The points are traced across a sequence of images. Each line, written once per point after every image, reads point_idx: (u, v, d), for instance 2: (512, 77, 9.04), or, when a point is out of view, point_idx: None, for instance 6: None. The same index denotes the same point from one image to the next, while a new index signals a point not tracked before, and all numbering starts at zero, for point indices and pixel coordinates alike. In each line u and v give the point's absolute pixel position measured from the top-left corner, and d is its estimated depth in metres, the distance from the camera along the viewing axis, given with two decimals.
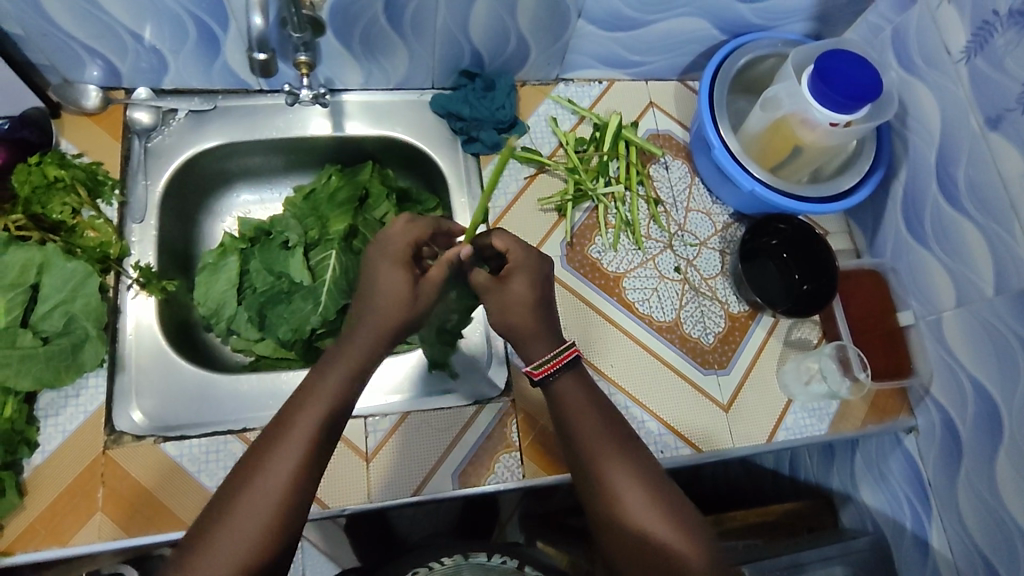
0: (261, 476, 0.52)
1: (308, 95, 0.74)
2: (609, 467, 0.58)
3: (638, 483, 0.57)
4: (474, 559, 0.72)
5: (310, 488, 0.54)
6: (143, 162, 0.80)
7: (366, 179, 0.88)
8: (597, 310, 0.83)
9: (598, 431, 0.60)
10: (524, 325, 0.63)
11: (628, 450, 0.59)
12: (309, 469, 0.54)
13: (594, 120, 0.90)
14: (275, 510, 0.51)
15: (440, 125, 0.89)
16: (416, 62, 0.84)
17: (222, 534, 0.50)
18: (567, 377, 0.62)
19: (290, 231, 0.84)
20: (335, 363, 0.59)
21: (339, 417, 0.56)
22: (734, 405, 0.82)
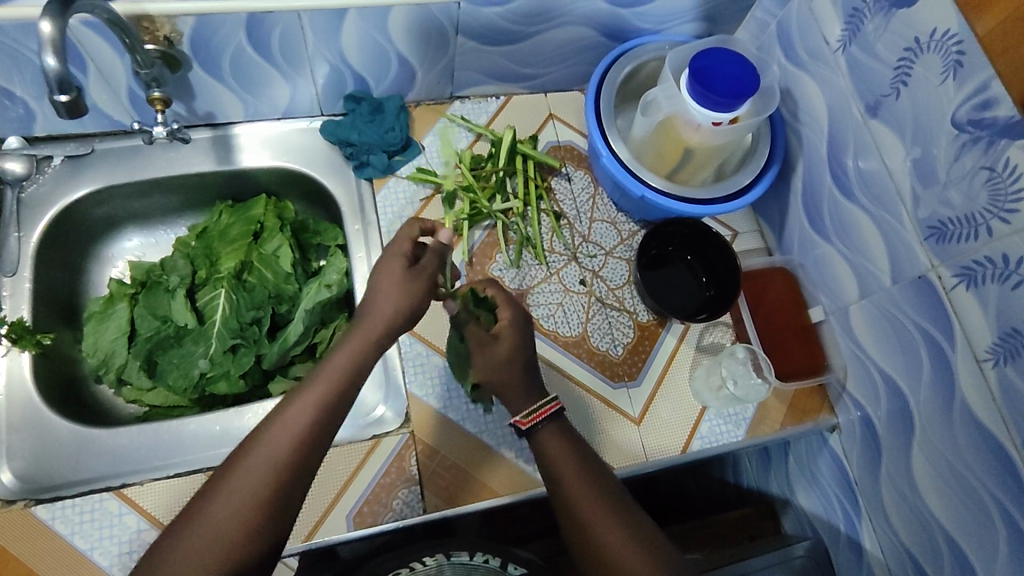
0: (244, 470, 0.51)
1: (162, 131, 0.75)
2: (584, 502, 0.59)
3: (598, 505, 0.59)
4: (456, 558, 0.66)
5: (305, 475, 0.53)
6: (16, 213, 0.77)
7: (259, 213, 0.85)
8: None
9: (599, 511, 0.59)
10: (507, 381, 0.65)
11: (591, 476, 0.61)
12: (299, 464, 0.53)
13: (489, 136, 0.88)
14: (253, 504, 0.50)
15: (332, 152, 0.87)
16: (298, 89, 0.82)
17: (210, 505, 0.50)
18: (550, 428, 0.63)
19: (175, 273, 0.82)
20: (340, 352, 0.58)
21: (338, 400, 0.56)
22: (646, 418, 0.79)
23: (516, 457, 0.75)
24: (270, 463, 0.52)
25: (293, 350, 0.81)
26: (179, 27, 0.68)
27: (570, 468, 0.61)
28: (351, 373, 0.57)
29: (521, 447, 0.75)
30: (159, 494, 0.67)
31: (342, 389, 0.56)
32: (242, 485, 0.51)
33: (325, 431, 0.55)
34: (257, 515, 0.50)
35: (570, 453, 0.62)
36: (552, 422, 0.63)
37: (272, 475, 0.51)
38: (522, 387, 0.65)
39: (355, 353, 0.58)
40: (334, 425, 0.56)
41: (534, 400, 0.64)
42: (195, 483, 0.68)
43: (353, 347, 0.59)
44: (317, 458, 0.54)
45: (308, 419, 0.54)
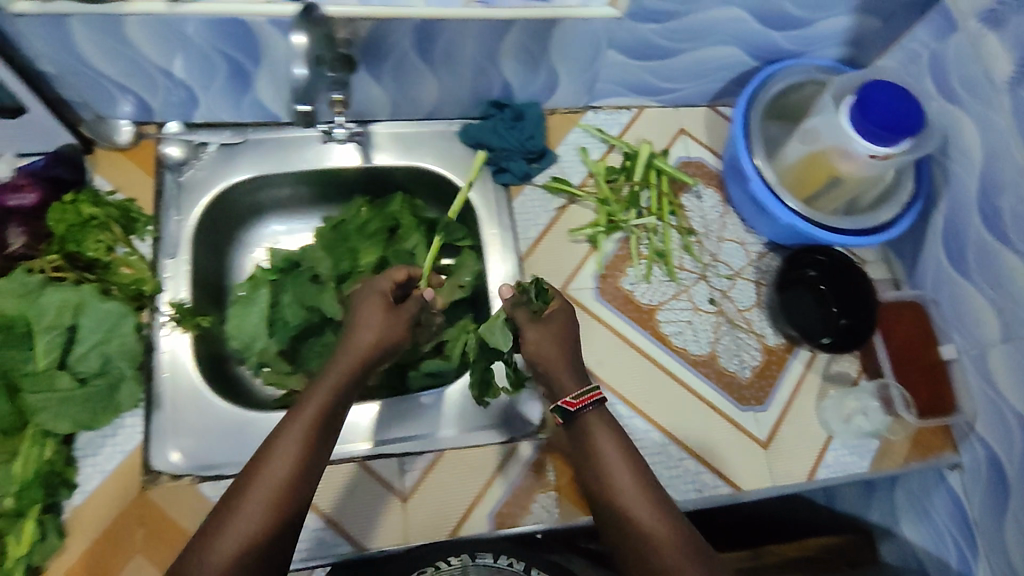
0: (254, 491, 0.55)
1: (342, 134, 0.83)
2: (618, 474, 0.60)
3: (630, 478, 0.60)
4: (481, 560, 0.69)
5: (304, 492, 0.57)
6: (175, 196, 0.80)
7: (395, 211, 0.88)
8: (627, 342, 0.82)
9: (632, 484, 0.60)
10: (553, 357, 0.67)
11: (625, 450, 0.62)
12: (303, 477, 0.57)
13: (624, 148, 0.89)
14: (267, 511, 0.55)
15: (468, 155, 0.89)
16: (445, 91, 0.84)
17: (223, 532, 0.53)
18: (597, 413, 0.64)
19: (319, 265, 0.84)
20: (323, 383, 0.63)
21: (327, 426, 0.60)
22: (773, 442, 0.80)
23: None
24: (274, 486, 0.56)
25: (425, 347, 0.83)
26: (355, 31, 0.70)
27: (615, 459, 0.61)
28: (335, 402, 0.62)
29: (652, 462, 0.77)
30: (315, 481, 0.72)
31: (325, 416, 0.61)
32: (249, 510, 0.54)
33: (319, 442, 0.59)
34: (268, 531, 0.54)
35: (619, 442, 0.63)
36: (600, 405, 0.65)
37: (278, 492, 0.55)
38: (568, 365, 0.67)
39: (334, 385, 0.63)
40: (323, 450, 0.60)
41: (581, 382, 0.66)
42: (345, 471, 0.73)
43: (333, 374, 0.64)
44: (312, 477, 0.58)
45: (300, 441, 0.58)
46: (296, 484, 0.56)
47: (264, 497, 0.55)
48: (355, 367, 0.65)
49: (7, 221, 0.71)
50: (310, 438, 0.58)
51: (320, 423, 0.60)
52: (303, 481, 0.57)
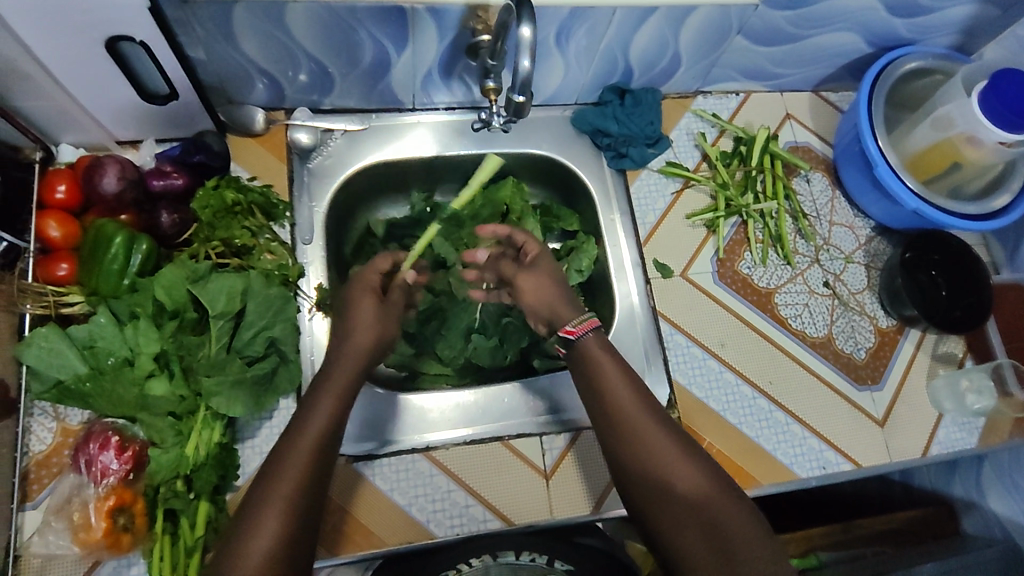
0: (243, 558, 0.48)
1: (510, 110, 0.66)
2: (635, 416, 0.61)
3: (653, 423, 0.60)
4: (503, 559, 0.71)
5: (296, 558, 0.50)
6: (306, 183, 0.81)
7: (508, 196, 0.89)
8: (724, 306, 0.84)
9: (648, 425, 0.60)
10: (550, 298, 0.71)
11: (633, 387, 0.63)
12: (293, 541, 0.51)
13: (737, 133, 0.91)
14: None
15: (584, 141, 0.90)
16: (570, 76, 0.85)
17: None
18: (595, 338, 0.66)
19: (447, 252, 0.86)
20: (307, 429, 0.57)
21: (316, 481, 0.54)
22: (889, 420, 0.83)
23: (774, 449, 0.79)
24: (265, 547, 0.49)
25: None
26: None
27: (620, 386, 0.63)
28: (322, 452, 0.56)
29: (778, 440, 0.79)
30: (461, 458, 0.74)
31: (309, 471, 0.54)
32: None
33: (306, 500, 0.53)
34: None
35: (618, 368, 0.64)
36: (597, 331, 0.67)
37: (267, 556, 0.49)
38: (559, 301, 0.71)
39: (320, 432, 0.57)
40: (314, 510, 0.53)
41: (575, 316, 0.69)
42: (489, 450, 0.75)
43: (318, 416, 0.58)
44: (301, 540, 0.51)
45: (285, 498, 0.52)
46: (286, 546, 0.50)
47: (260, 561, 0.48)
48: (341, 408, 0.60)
49: (158, 207, 0.72)
50: (294, 501, 0.52)
51: (316, 466, 0.55)
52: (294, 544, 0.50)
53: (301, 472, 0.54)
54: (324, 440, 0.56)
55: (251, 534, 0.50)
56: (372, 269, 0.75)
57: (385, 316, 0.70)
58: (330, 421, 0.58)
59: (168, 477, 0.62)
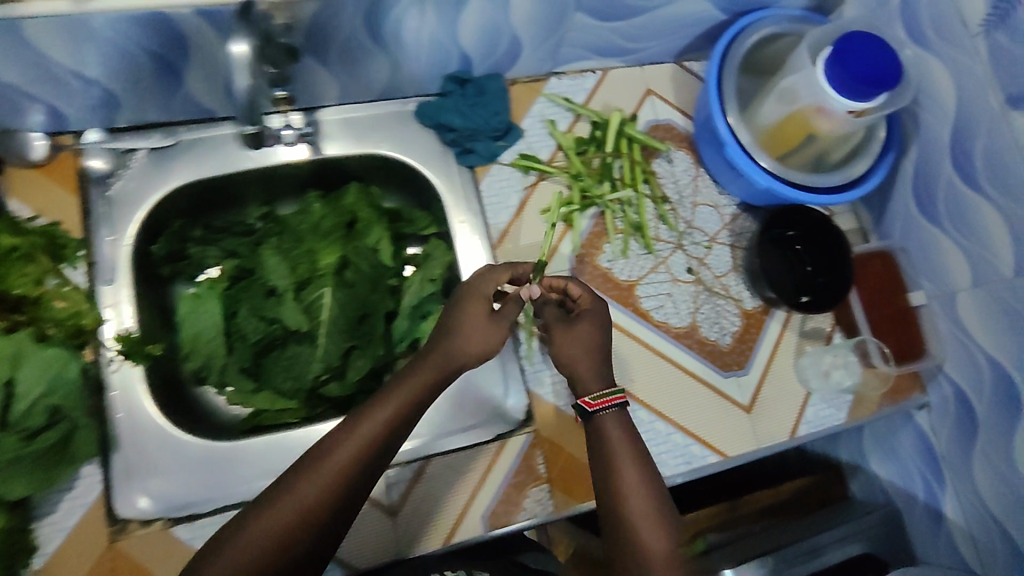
0: (261, 522, 0.53)
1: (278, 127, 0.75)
2: (631, 485, 0.61)
3: (654, 517, 0.59)
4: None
5: (311, 540, 0.54)
6: (107, 213, 0.72)
7: (351, 203, 0.82)
8: None
9: (651, 518, 0.59)
10: (580, 362, 0.69)
11: (646, 473, 0.62)
12: (314, 524, 0.54)
13: (592, 117, 0.84)
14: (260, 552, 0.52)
15: (428, 137, 0.82)
16: (399, 69, 0.76)
17: (223, 554, 0.52)
18: (615, 415, 0.65)
19: (278, 278, 0.78)
20: (373, 420, 0.59)
21: (357, 478, 0.56)
22: (756, 405, 0.81)
23: None
24: (278, 523, 0.53)
25: (397, 346, 0.82)
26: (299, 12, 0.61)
27: (631, 469, 0.62)
28: (372, 449, 0.58)
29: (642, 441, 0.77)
30: None
31: (352, 462, 0.56)
32: (250, 540, 0.52)
33: (346, 487, 0.56)
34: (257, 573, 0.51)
35: (629, 451, 0.63)
36: (622, 408, 0.66)
37: (278, 531, 0.52)
38: (590, 368, 0.69)
39: (382, 426, 0.59)
40: (351, 496, 0.56)
41: (604, 384, 0.68)
42: None
43: (388, 402, 0.61)
44: (321, 531, 0.54)
45: (315, 483, 0.55)
46: (306, 530, 0.53)
47: (267, 534, 0.52)
48: (417, 394, 0.62)
49: None
50: (326, 491, 0.55)
51: (358, 466, 0.57)
52: (309, 531, 0.53)
53: (339, 465, 0.56)
54: (384, 433, 0.59)
55: (278, 504, 0.54)
56: (487, 281, 0.71)
57: (488, 329, 0.68)
58: (405, 413, 0.61)
59: None
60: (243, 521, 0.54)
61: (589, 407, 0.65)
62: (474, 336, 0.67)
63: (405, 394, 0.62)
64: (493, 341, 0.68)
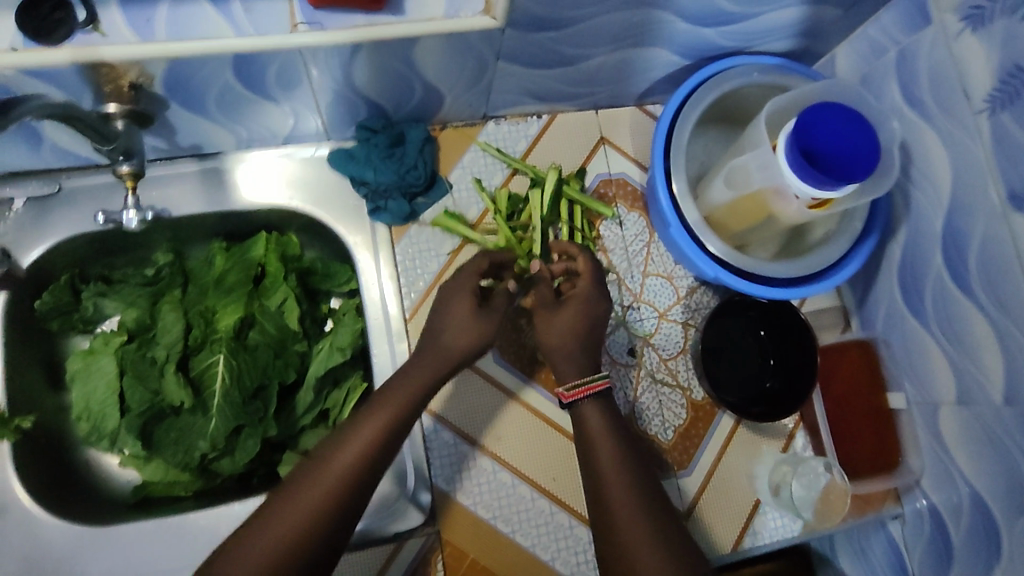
0: (274, 518, 0.48)
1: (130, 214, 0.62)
2: (617, 479, 0.54)
3: (649, 514, 0.52)
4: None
5: (328, 539, 0.49)
6: None
7: (260, 255, 0.74)
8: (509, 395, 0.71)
9: (640, 511, 0.52)
10: (556, 347, 0.63)
11: (634, 463, 0.56)
12: (330, 518, 0.49)
13: (529, 173, 0.75)
14: (278, 546, 0.47)
15: (339, 186, 0.74)
16: (302, 116, 0.68)
17: (233, 554, 0.47)
18: (593, 405, 0.59)
19: (166, 340, 0.70)
20: (373, 415, 0.55)
21: (367, 474, 0.52)
22: (695, 511, 0.71)
23: (552, 559, 0.67)
24: (291, 518, 0.48)
25: (302, 419, 0.73)
26: (149, 70, 0.53)
27: (615, 457, 0.56)
28: (382, 446, 0.54)
29: (558, 547, 0.68)
30: None
31: (364, 456, 0.53)
32: (262, 537, 0.47)
33: (353, 483, 0.51)
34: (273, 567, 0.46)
35: (612, 437, 0.58)
36: (601, 395, 0.60)
37: (293, 526, 0.48)
38: (572, 352, 0.62)
39: (387, 419, 0.55)
40: (364, 490, 0.52)
41: (582, 372, 0.62)
42: None
43: (400, 394, 0.57)
44: (334, 531, 0.49)
45: (330, 480, 0.51)
46: (320, 530, 0.49)
47: (281, 533, 0.48)
48: (427, 382, 0.58)
49: None
50: (339, 484, 0.51)
51: (365, 464, 0.53)
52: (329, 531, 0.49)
53: (349, 461, 0.52)
54: (388, 427, 0.55)
55: (289, 500, 0.50)
56: (467, 267, 0.66)
57: (483, 313, 0.62)
58: (405, 404, 0.57)
59: None
60: (247, 525, 0.49)
61: (565, 397, 0.60)
62: (468, 321, 0.61)
63: (412, 386, 0.58)
64: (491, 331, 0.62)
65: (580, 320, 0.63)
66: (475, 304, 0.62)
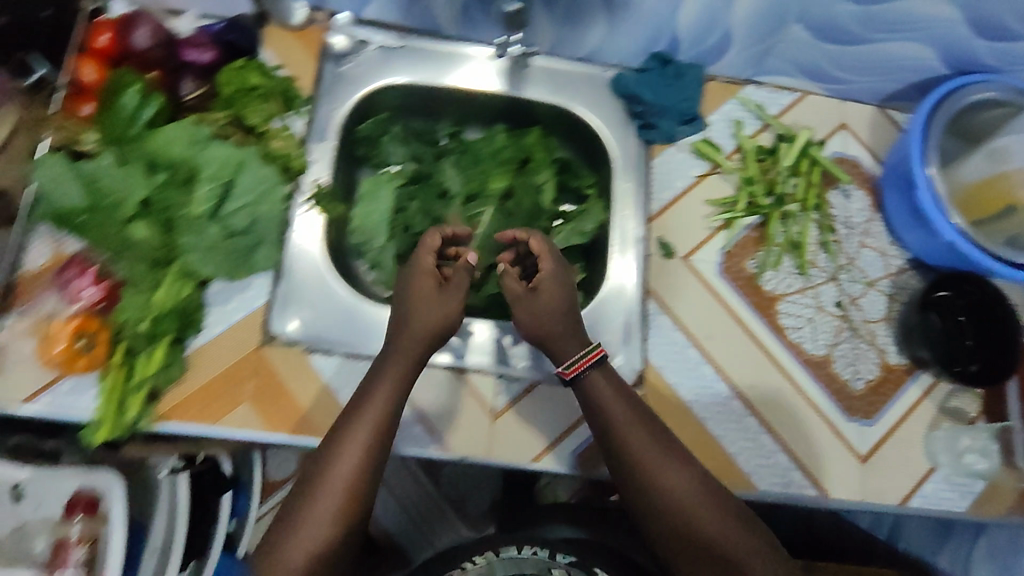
0: (326, 486, 0.59)
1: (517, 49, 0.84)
2: (641, 447, 0.64)
3: (676, 467, 0.64)
4: (505, 554, 0.78)
5: (370, 485, 0.61)
6: (333, 85, 0.82)
7: (531, 143, 0.88)
8: (727, 308, 0.79)
9: (663, 465, 0.63)
10: (552, 330, 0.69)
11: (654, 433, 0.65)
12: (370, 466, 0.61)
13: (781, 130, 0.85)
14: (341, 498, 0.59)
15: (617, 105, 0.87)
16: (614, 33, 0.82)
17: (307, 515, 0.59)
18: (597, 372, 0.67)
19: (451, 182, 0.88)
20: (379, 388, 0.63)
21: (389, 432, 0.62)
22: (872, 458, 0.77)
23: (738, 452, 0.75)
24: (340, 485, 0.60)
25: None
26: None
27: (631, 422, 0.65)
28: (391, 408, 0.63)
29: (744, 445, 0.76)
30: None
31: (380, 424, 0.62)
32: (327, 495, 0.59)
33: (380, 446, 0.62)
34: (337, 511, 0.59)
35: (623, 406, 0.65)
36: (601, 362, 0.68)
37: (342, 493, 0.60)
38: (565, 331, 0.69)
39: (392, 389, 0.63)
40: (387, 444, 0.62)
41: (581, 347, 0.69)
42: (449, 376, 0.75)
43: (396, 364, 0.64)
44: (371, 485, 0.61)
45: (359, 451, 0.60)
46: (364, 487, 0.61)
47: (339, 498, 0.59)
48: (417, 353, 0.65)
49: (182, 73, 0.74)
50: (370, 446, 0.61)
51: (384, 426, 0.62)
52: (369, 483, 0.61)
53: (372, 426, 0.61)
54: (393, 396, 0.63)
55: (332, 468, 0.60)
56: (423, 248, 0.72)
57: (443, 291, 0.68)
58: (403, 371, 0.65)
59: (133, 319, 0.65)
60: (308, 487, 0.61)
61: (568, 374, 0.67)
62: (430, 301, 0.67)
63: (407, 354, 0.65)
64: (458, 308, 0.68)
65: (557, 305, 0.70)
66: (440, 278, 0.70)
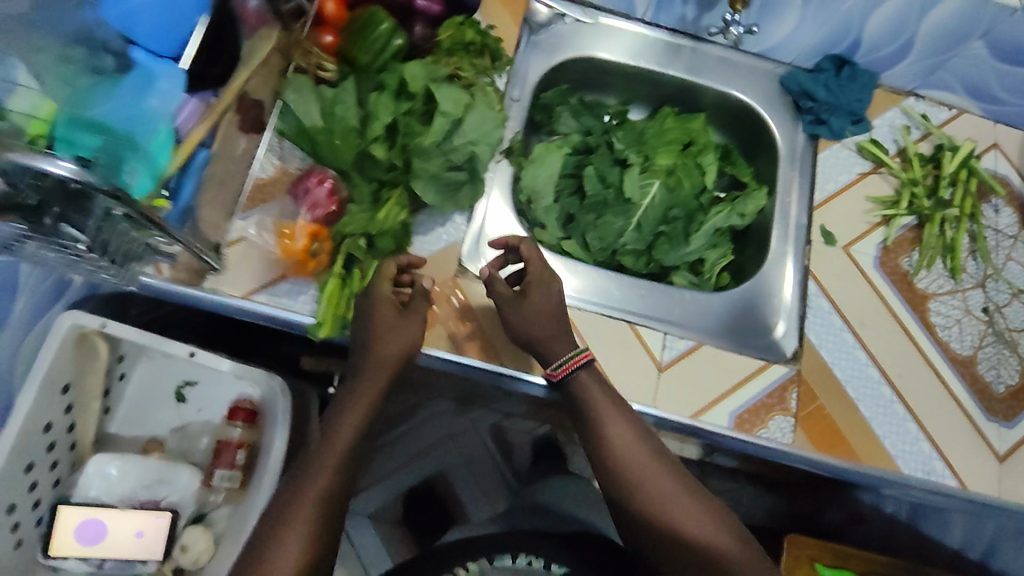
0: (302, 505, 0.60)
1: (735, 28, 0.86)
2: (640, 461, 0.65)
3: (674, 485, 0.64)
4: (500, 564, 0.68)
5: (337, 503, 0.62)
6: (529, 50, 0.89)
7: (696, 128, 0.92)
8: (882, 299, 0.83)
9: (664, 477, 0.64)
10: (543, 334, 0.70)
11: (649, 447, 0.66)
12: (339, 480, 0.63)
13: (942, 140, 0.90)
14: (314, 516, 0.60)
15: (785, 99, 0.92)
16: (799, 31, 0.88)
17: (281, 544, 0.58)
18: (586, 373, 0.69)
19: (631, 151, 0.90)
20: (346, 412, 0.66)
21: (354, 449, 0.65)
22: (1010, 458, 0.79)
23: (884, 435, 0.78)
24: (311, 508, 0.60)
25: (687, 252, 0.89)
26: None
27: (628, 439, 0.66)
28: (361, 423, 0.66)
29: (890, 429, 0.78)
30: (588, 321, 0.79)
31: (344, 441, 0.65)
32: (303, 511, 0.60)
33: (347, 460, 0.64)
34: (312, 528, 0.60)
35: (621, 421, 0.67)
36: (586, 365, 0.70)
37: (311, 514, 0.60)
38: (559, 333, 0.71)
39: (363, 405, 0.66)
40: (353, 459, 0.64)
41: (568, 348, 0.70)
42: (619, 328, 0.80)
43: (373, 381, 0.66)
44: (338, 502, 0.62)
45: (326, 473, 0.62)
46: (333, 506, 0.62)
47: (309, 518, 0.60)
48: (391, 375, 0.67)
49: (414, 19, 0.80)
50: (338, 465, 0.63)
51: (351, 447, 0.65)
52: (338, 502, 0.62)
53: (339, 445, 0.64)
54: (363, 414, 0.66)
55: (306, 491, 0.61)
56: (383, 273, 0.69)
57: (401, 309, 0.68)
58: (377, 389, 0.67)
59: (355, 232, 0.71)
60: (281, 512, 0.61)
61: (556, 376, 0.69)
62: (393, 318, 0.67)
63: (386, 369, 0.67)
64: (421, 330, 0.68)
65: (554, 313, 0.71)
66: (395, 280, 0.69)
